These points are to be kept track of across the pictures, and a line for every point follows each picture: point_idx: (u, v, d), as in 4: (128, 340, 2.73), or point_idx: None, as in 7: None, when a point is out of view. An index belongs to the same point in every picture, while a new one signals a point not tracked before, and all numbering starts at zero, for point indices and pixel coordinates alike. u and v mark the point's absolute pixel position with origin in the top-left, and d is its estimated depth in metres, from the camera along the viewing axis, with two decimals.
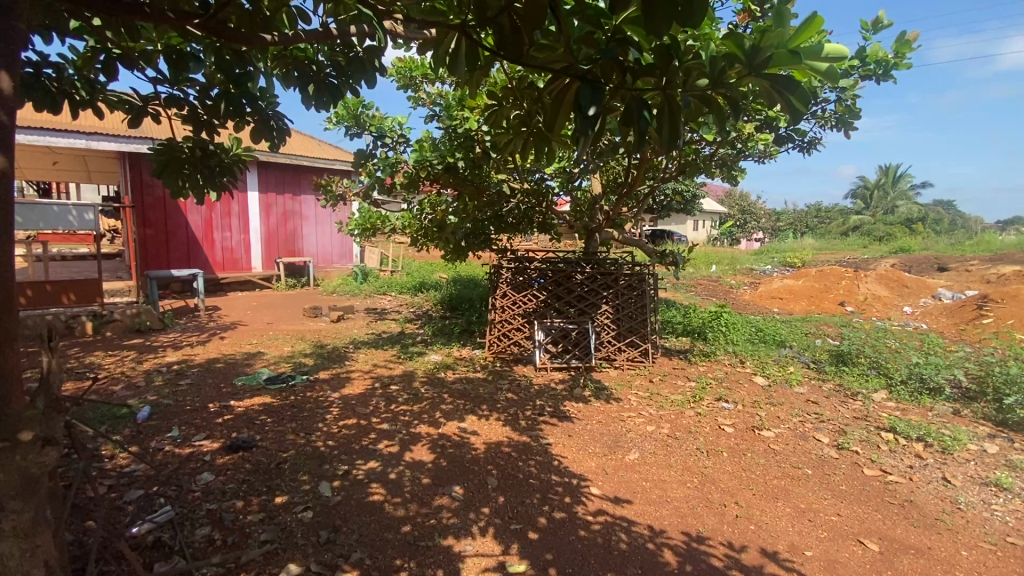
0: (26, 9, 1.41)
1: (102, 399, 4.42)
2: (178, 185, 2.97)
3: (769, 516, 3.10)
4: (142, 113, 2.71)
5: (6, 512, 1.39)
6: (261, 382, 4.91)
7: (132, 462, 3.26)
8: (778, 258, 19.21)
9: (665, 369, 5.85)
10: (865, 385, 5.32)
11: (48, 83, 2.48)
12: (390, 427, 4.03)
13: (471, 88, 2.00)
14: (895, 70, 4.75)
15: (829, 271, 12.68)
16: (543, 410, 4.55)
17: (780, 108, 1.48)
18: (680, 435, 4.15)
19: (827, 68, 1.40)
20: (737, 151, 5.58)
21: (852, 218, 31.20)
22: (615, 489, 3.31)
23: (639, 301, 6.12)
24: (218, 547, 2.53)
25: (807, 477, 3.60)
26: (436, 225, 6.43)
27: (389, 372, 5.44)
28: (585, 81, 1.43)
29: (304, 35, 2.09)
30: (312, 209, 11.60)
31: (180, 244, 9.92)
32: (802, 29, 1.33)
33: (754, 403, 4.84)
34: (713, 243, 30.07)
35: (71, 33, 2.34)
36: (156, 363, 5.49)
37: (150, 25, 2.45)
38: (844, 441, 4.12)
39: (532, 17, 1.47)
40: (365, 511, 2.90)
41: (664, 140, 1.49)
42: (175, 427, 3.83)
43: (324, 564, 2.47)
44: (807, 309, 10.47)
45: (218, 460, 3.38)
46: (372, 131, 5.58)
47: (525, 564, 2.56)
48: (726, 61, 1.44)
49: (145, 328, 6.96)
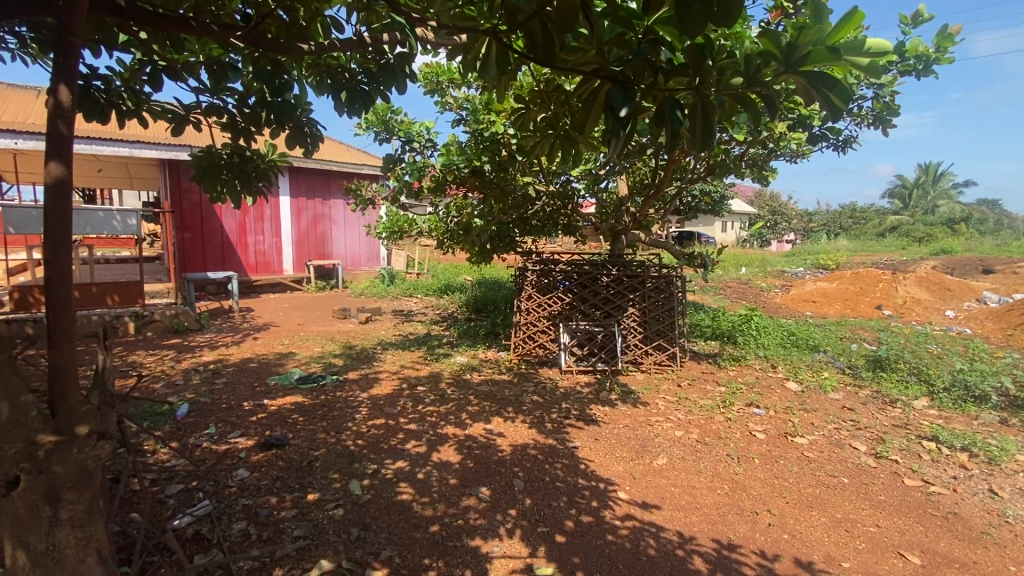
0: (83, 26, 1.48)
1: (144, 395, 4.61)
2: (216, 191, 3.07)
3: (804, 526, 3.02)
4: (185, 121, 2.81)
5: (62, 502, 1.42)
6: (294, 381, 5.05)
7: (173, 457, 3.39)
8: (811, 260, 18.70)
9: (694, 372, 5.75)
10: (905, 392, 5.13)
11: (97, 95, 2.59)
12: (418, 427, 4.09)
13: (500, 93, 1.98)
14: (937, 65, 4.58)
15: (865, 274, 12.27)
16: (569, 413, 4.54)
17: (819, 105, 1.44)
18: (710, 441, 4.07)
19: (868, 63, 1.37)
20: (768, 151, 5.48)
21: (891, 219, 30.20)
22: (643, 495, 3.27)
23: (667, 303, 6.03)
24: (254, 541, 2.61)
25: (843, 486, 3.49)
26: (463, 228, 6.49)
27: (416, 373, 5.51)
28: (617, 82, 1.44)
29: (338, 43, 2.15)
30: (341, 213, 11.88)
31: (216, 247, 10.26)
32: (842, 25, 1.29)
33: (787, 409, 4.72)
34: (741, 245, 29.55)
35: (119, 46, 2.44)
36: (193, 363, 5.69)
37: (193, 38, 2.56)
38: (883, 450, 3.97)
39: (564, 19, 1.48)
40: (395, 510, 2.95)
41: (696, 142, 1.49)
42: (212, 424, 3.98)
43: (355, 562, 2.52)
44: (842, 312, 10.17)
45: (253, 457, 3.49)
46: (401, 136, 5.66)
47: (553, 567, 2.56)
48: (761, 59, 1.42)
49: (182, 328, 7.34)
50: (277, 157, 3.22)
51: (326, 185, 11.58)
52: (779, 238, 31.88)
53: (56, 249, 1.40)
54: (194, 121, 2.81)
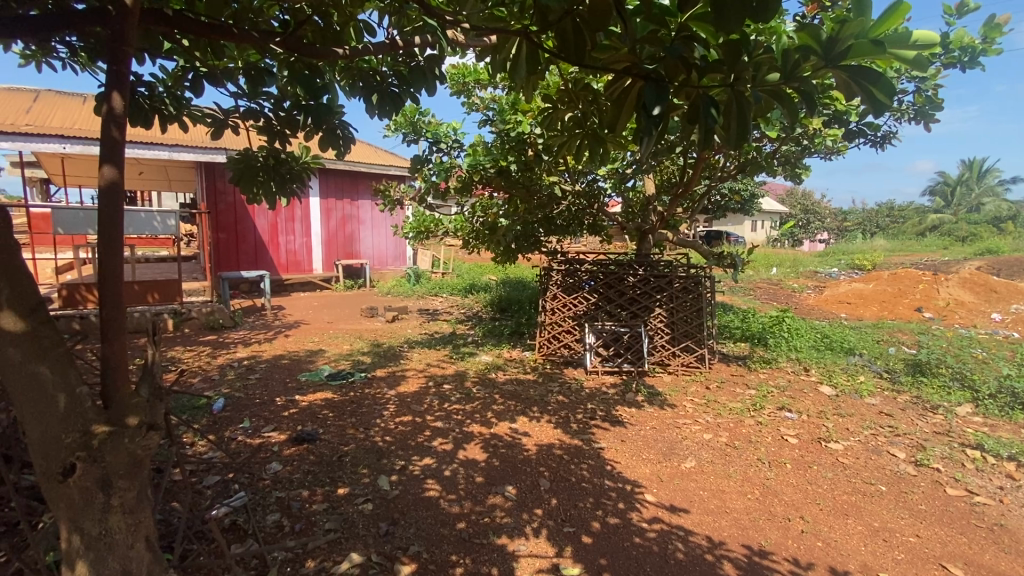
0: (135, 36, 1.55)
1: (184, 389, 4.80)
2: (252, 192, 3.17)
3: (839, 534, 2.93)
4: (223, 125, 2.91)
5: (115, 489, 1.49)
6: (324, 378, 5.18)
7: (209, 450, 3.51)
8: (845, 260, 18.11)
9: (723, 375, 5.64)
10: (947, 398, 4.92)
11: (142, 101, 2.70)
12: (444, 425, 4.13)
13: (528, 93, 1.98)
14: (984, 56, 4.38)
15: (903, 277, 11.83)
16: (595, 414, 4.51)
17: (860, 99, 1.39)
18: (740, 445, 4.00)
19: (914, 56, 1.32)
20: (802, 147, 5.35)
21: (931, 218, 29.02)
22: (671, 497, 3.23)
23: (695, 304, 5.93)
24: (288, 533, 2.69)
25: (880, 494, 3.37)
26: (488, 228, 6.51)
27: (442, 372, 5.57)
28: (649, 80, 1.42)
29: (372, 47, 2.20)
30: (368, 213, 12.10)
31: (249, 247, 10.53)
32: (887, 15, 1.24)
33: (821, 413, 4.59)
34: (771, 245, 28.80)
35: (163, 54, 2.53)
36: (228, 359, 5.88)
37: (232, 44, 2.64)
38: (924, 458, 3.82)
39: (596, 19, 1.48)
40: (422, 507, 2.98)
41: (731, 139, 1.48)
42: (247, 419, 4.10)
43: (384, 555, 2.57)
44: (879, 314, 9.81)
45: (285, 451, 3.59)
46: (428, 137, 5.73)
47: (579, 568, 2.55)
48: (800, 54, 1.38)
49: (218, 325, 7.48)
50: (310, 159, 3.30)
51: (354, 186, 11.80)
52: (811, 238, 30.87)
53: (109, 247, 1.46)
54: (232, 125, 2.91)
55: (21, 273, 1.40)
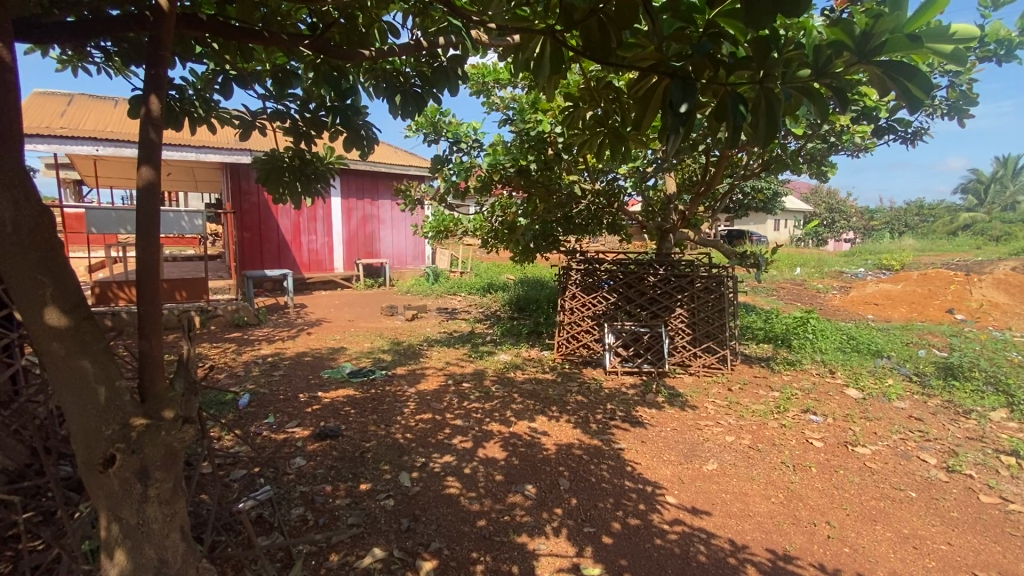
0: (171, 41, 1.60)
1: (211, 385, 4.92)
2: (278, 192, 3.23)
3: (866, 540, 2.87)
4: (251, 126, 2.97)
5: (152, 480, 1.55)
6: (346, 375, 5.26)
7: (236, 444, 3.60)
8: (872, 260, 17.62)
9: (745, 376, 5.55)
10: (980, 403, 4.76)
11: (173, 104, 2.77)
12: (464, 423, 4.16)
13: (552, 92, 1.97)
14: (1022, 49, 4.23)
15: (934, 277, 11.53)
16: (614, 414, 4.48)
17: (894, 95, 1.36)
18: (763, 447, 3.93)
19: (952, 50, 1.29)
20: (828, 145, 5.25)
21: (964, 218, 28.09)
22: (693, 500, 3.20)
23: (717, 304, 5.85)
24: (312, 526, 2.74)
25: (910, 500, 3.28)
26: (507, 227, 6.52)
27: (461, 370, 5.60)
28: (676, 77, 1.41)
29: (397, 48, 2.22)
30: (388, 212, 12.23)
31: (272, 246, 10.73)
32: (924, 10, 1.21)
33: (847, 417, 4.48)
34: (795, 245, 28.17)
35: (194, 57, 2.60)
36: (253, 355, 6.01)
37: (260, 48, 2.70)
38: (955, 464, 3.71)
39: (623, 16, 1.46)
40: (442, 504, 3.01)
41: (759, 137, 1.46)
42: (271, 414, 4.19)
43: (406, 551, 2.60)
44: (908, 316, 9.54)
45: (309, 446, 3.65)
46: (449, 137, 5.76)
47: (599, 568, 2.54)
48: (832, 49, 1.35)
49: (243, 322, 7.65)
50: (334, 159, 3.35)
51: (374, 186, 11.94)
52: (836, 238, 30.12)
53: (147, 246, 1.51)
54: (260, 126, 2.97)
55: (63, 269, 1.42)
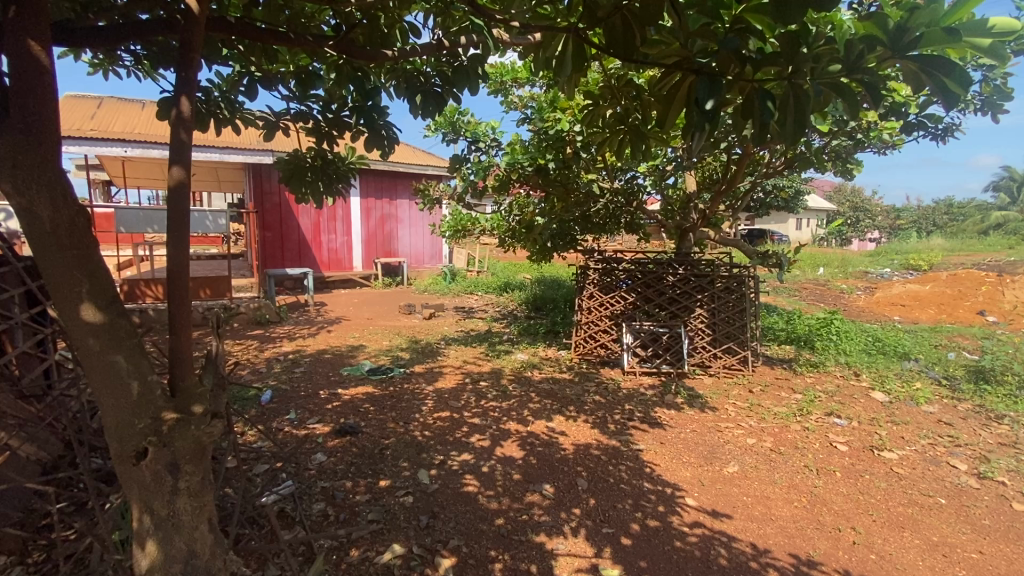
0: (201, 43, 1.63)
1: (234, 381, 5.02)
2: (301, 192, 3.28)
3: (893, 546, 2.80)
4: (275, 127, 3.01)
5: (182, 473, 1.59)
6: (365, 372, 5.32)
7: (259, 440, 3.67)
8: (899, 261, 17.17)
9: (767, 378, 5.46)
10: (1014, 407, 4.61)
11: (199, 105, 2.83)
12: (481, 421, 4.17)
13: (574, 90, 1.96)
14: None
15: (964, 277, 11.24)
16: (633, 415, 4.45)
17: (928, 91, 1.32)
18: (785, 451, 3.86)
19: (990, 44, 1.25)
20: (854, 142, 5.14)
21: (996, 217, 27.18)
22: (713, 503, 3.16)
23: (738, 304, 5.76)
24: (332, 521, 2.78)
25: (939, 507, 3.19)
26: (525, 226, 6.52)
27: (478, 369, 5.61)
28: (702, 74, 1.38)
29: (419, 48, 2.24)
30: (406, 212, 12.32)
31: (293, 245, 10.89)
32: (960, 3, 1.18)
33: (873, 420, 4.38)
34: (818, 245, 27.56)
35: (220, 59, 2.64)
36: (274, 352, 6.11)
37: (284, 49, 2.73)
38: (987, 470, 3.59)
39: (647, 13, 1.45)
40: (460, 501, 3.02)
41: (786, 134, 1.43)
42: (292, 410, 4.26)
43: (425, 548, 2.62)
44: (937, 318, 9.28)
45: (329, 442, 3.70)
46: (467, 136, 5.78)
47: (618, 569, 2.53)
48: (864, 44, 1.32)
49: (265, 320, 7.78)
50: (355, 159, 3.38)
51: (393, 185, 12.04)
52: (861, 238, 29.38)
53: (177, 243, 1.54)
54: (283, 127, 3.01)
55: (98, 267, 1.47)
